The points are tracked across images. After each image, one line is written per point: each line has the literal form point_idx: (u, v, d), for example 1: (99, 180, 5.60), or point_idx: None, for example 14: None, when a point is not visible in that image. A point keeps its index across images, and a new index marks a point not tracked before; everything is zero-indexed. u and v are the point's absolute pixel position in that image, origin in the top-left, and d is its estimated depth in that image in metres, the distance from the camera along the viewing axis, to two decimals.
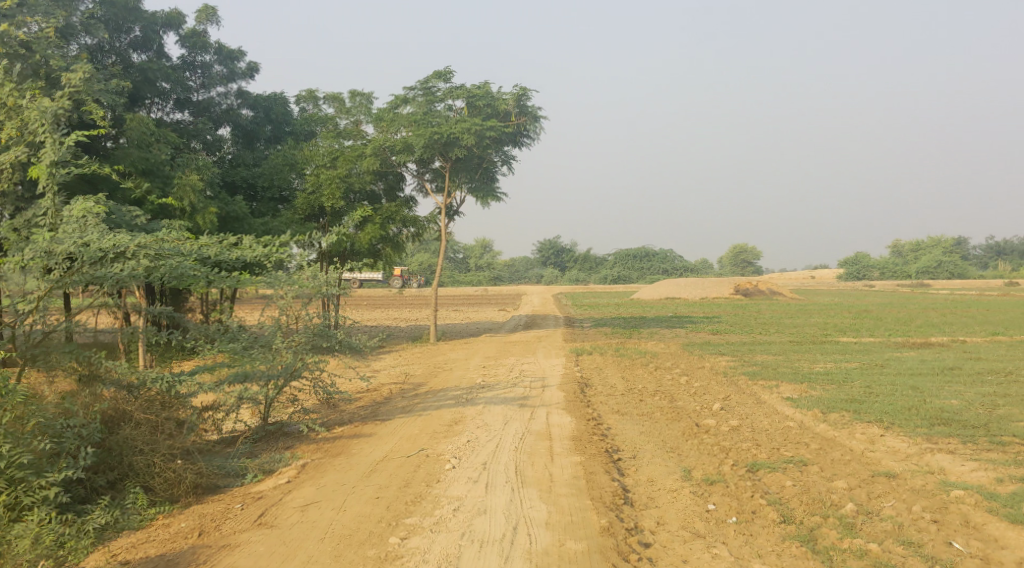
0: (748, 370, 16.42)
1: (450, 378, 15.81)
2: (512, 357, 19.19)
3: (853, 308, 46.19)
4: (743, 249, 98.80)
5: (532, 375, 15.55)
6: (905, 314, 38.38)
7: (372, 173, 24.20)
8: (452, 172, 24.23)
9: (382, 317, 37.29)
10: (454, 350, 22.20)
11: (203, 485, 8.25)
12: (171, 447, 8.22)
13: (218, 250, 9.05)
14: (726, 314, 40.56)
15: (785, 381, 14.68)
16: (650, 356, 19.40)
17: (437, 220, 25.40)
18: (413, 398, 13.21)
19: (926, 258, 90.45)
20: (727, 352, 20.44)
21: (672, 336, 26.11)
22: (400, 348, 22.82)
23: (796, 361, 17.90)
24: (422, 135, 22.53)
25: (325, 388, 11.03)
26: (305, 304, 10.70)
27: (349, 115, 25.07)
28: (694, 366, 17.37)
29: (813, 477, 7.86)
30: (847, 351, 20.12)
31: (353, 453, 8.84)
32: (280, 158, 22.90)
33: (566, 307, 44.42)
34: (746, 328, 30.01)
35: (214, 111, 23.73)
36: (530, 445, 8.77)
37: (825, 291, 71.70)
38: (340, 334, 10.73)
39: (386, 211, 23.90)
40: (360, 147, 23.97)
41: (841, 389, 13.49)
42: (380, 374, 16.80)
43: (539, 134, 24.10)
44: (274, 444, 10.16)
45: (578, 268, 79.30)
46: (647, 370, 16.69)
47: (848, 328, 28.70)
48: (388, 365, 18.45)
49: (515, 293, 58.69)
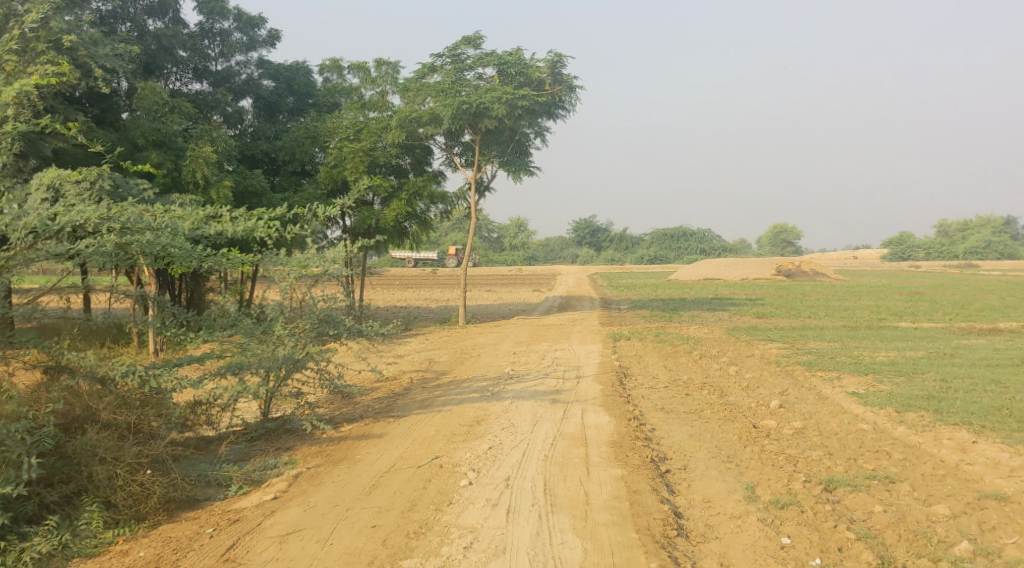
0: (803, 359, 15.04)
1: (476, 366, 14.60)
2: (545, 342, 17.97)
3: (902, 290, 44.31)
4: (783, 228, 96.42)
5: (565, 363, 14.30)
6: (960, 296, 36.58)
7: (398, 147, 23.02)
8: (483, 145, 22.99)
9: (410, 298, 36.22)
10: (484, 334, 21.04)
11: (176, 500, 7.16)
12: (139, 455, 7.08)
13: (195, 223, 8.01)
14: (769, 296, 38.98)
15: (846, 373, 13.31)
16: (693, 342, 18.08)
17: (467, 196, 24.18)
18: (435, 390, 12.03)
19: (975, 238, 87.57)
20: (776, 337, 19.03)
21: (715, 320, 24.69)
22: (428, 332, 21.71)
23: (854, 349, 16.47)
24: (450, 105, 21.25)
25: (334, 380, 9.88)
26: (311, 286, 9.61)
27: (374, 86, 23.88)
28: (742, 354, 16.02)
29: (907, 502, 6.69)
30: (908, 338, 18.62)
31: (357, 459, 7.66)
32: (301, 130, 21.95)
33: (602, 288, 43.04)
34: (793, 311, 28.47)
35: (235, 82, 22.70)
36: (562, 453, 7.54)
37: (870, 272, 69.48)
38: (348, 321, 9.69)
39: (413, 185, 22.70)
40: (385, 119, 22.76)
41: (912, 383, 12.11)
42: (403, 361, 15.65)
43: (575, 105, 22.74)
44: (276, 442, 9.12)
45: (614, 248, 77.68)
46: (692, 359, 15.39)
47: (902, 312, 27.07)
48: (413, 353, 17.33)
49: (549, 273, 57.36)
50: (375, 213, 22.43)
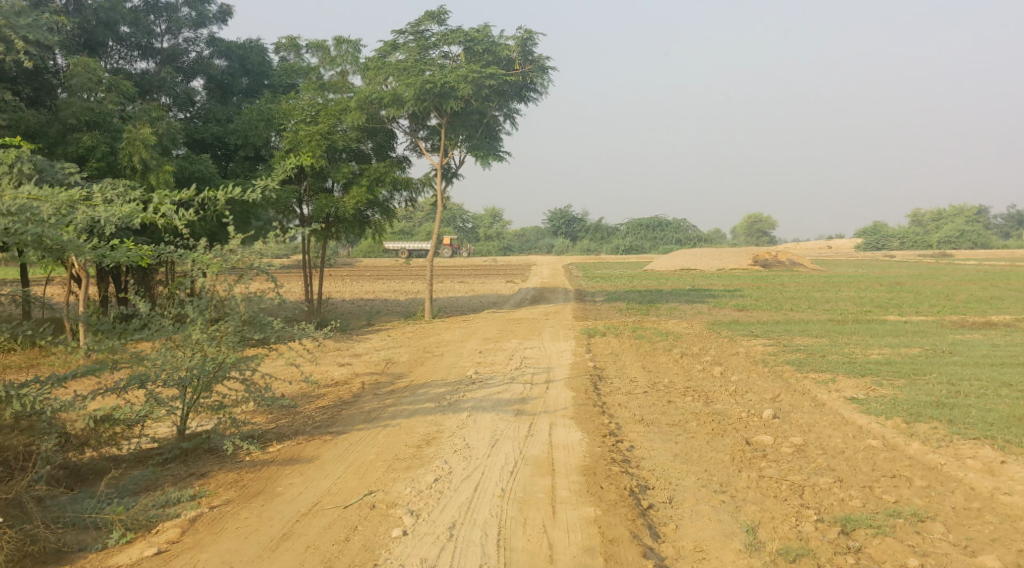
0: (791, 358, 13.91)
1: (437, 368, 13.31)
2: (513, 340, 16.75)
3: (882, 280, 43.57)
4: (758, 218, 95.77)
5: (533, 365, 13.05)
6: (942, 287, 35.76)
7: (358, 130, 21.65)
8: (449, 129, 21.67)
9: (377, 290, 34.78)
10: (450, 329, 19.77)
11: (37, 552, 5.90)
12: None
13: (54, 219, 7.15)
14: (748, 287, 37.96)
15: (840, 374, 12.18)
16: (672, 339, 16.91)
17: (433, 183, 22.84)
18: (387, 398, 10.75)
19: (949, 228, 87.43)
20: (759, 333, 17.90)
21: (694, 313, 23.57)
22: (391, 328, 20.42)
23: (845, 345, 15.37)
24: (412, 85, 19.90)
25: (265, 391, 8.61)
26: (232, 283, 8.28)
27: (333, 66, 22.43)
28: (725, 352, 14.86)
29: (945, 551, 5.62)
30: (899, 333, 17.55)
31: (275, 493, 6.52)
32: (254, 112, 20.39)
33: (576, 278, 41.82)
34: (773, 303, 27.41)
35: (184, 62, 21.26)
36: (523, 487, 6.38)
37: (847, 261, 68.93)
38: (276, 324, 8.43)
39: (374, 171, 21.33)
40: (344, 100, 21.33)
41: (915, 386, 11.01)
42: (357, 364, 14.34)
43: (546, 87, 21.50)
44: (195, 463, 7.87)
45: (589, 238, 76.51)
46: (672, 358, 14.20)
47: (887, 304, 26.13)
48: (371, 352, 16.06)
49: (523, 263, 56.12)
50: (334, 201, 21.06)
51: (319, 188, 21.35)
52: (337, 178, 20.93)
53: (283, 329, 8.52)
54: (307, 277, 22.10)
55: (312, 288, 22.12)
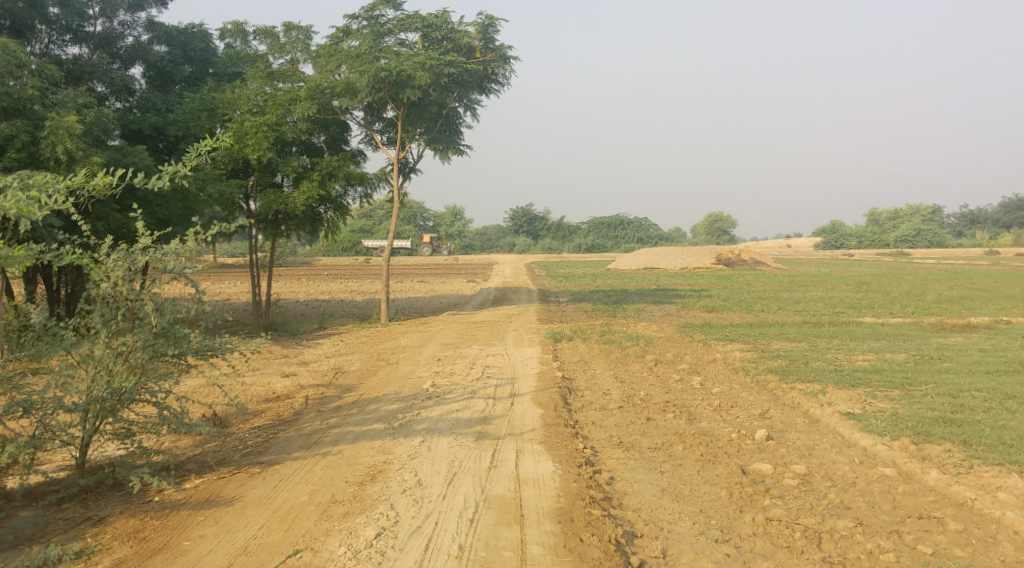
0: (773, 366, 12.97)
1: (391, 379, 12.17)
2: (474, 346, 15.64)
3: (846, 279, 43.19)
4: (718, 217, 95.58)
5: (496, 376, 11.94)
6: (908, 287, 35.32)
7: (309, 122, 20.31)
8: (407, 122, 20.45)
9: (332, 289, 33.34)
10: (407, 333, 18.63)
11: None
12: None
13: None
14: (714, 287, 37.16)
15: (829, 384, 11.23)
16: (643, 344, 15.94)
17: (390, 179, 21.61)
18: (333, 416, 9.57)
19: (907, 226, 88.02)
20: (733, 337, 16.97)
21: (663, 314, 22.65)
22: (344, 332, 19.22)
23: (827, 351, 14.53)
24: (366, 73, 18.64)
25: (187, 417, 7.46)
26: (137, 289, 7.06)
27: (283, 53, 21.13)
28: (701, 359, 13.87)
29: None
30: (880, 336, 16.72)
31: (180, 550, 5.55)
32: (196, 101, 19.16)
33: (538, 278, 40.83)
34: (742, 304, 26.63)
35: (121, 48, 19.77)
36: (485, 543, 5.58)
37: (808, 260, 68.89)
38: (193, 336, 7.25)
39: (326, 165, 20.09)
40: (293, 90, 19.91)
41: (912, 397, 10.17)
42: (303, 375, 13.12)
43: (510, 77, 20.41)
44: (101, 498, 6.69)
45: (551, 237, 75.52)
46: (646, 366, 13.22)
47: (858, 305, 25.45)
48: (321, 361, 14.85)
49: (485, 262, 54.95)
50: (283, 197, 19.76)
51: (268, 183, 20.04)
52: (286, 173, 19.62)
53: (203, 342, 7.36)
54: (254, 278, 20.79)
55: (260, 289, 20.84)
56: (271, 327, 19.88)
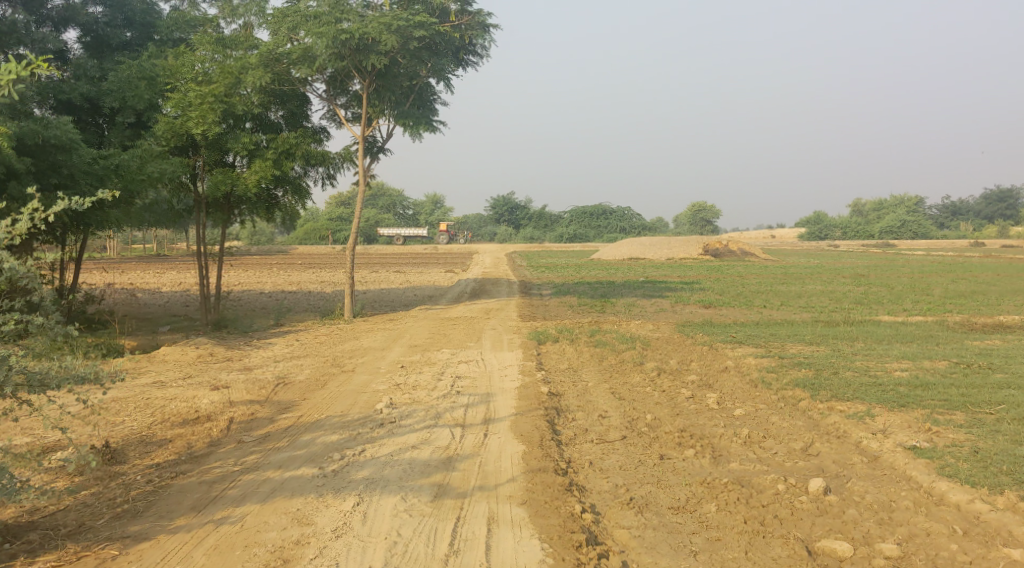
0: (798, 378, 10.90)
1: (340, 394, 10.05)
2: (446, 350, 13.52)
3: (841, 272, 41.27)
4: (701, 207, 93.72)
5: (468, 392, 9.80)
6: (910, 280, 33.31)
7: (263, 94, 18.11)
8: (374, 95, 18.31)
9: (299, 280, 30.99)
10: (372, 331, 16.54)
11: None
12: None
13: None
14: (705, 279, 35.01)
15: (875, 403, 9.13)
16: (640, 347, 13.95)
17: (356, 159, 19.41)
18: (249, 455, 7.35)
19: (892, 217, 86.59)
20: (741, 339, 14.90)
21: (656, 311, 20.55)
22: (302, 330, 17.10)
23: (854, 357, 12.59)
24: (325, 35, 16.51)
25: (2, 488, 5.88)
26: None
27: (234, 17, 18.87)
28: (710, 368, 11.81)
29: None
30: (908, 338, 14.66)
31: None
32: (134, 68, 17.16)
33: (520, 269, 38.72)
34: (740, 298, 24.64)
35: (51, 9, 17.57)
36: None
37: (796, 251, 67.08)
38: (12, 365, 7.25)
39: (282, 142, 17.92)
40: (243, 57, 17.67)
41: (984, 421, 8.27)
42: (238, 387, 11.01)
43: (488, 44, 18.34)
44: None
45: (533, 226, 73.28)
46: (648, 376, 11.21)
47: (865, 301, 23.38)
48: (266, 368, 12.73)
49: (465, 251, 52.69)
50: (233, 177, 17.53)
51: (216, 162, 17.79)
52: (236, 151, 17.44)
53: (26, 369, 7.38)
54: (203, 268, 18.64)
55: (208, 279, 18.76)
56: (221, 325, 17.79)
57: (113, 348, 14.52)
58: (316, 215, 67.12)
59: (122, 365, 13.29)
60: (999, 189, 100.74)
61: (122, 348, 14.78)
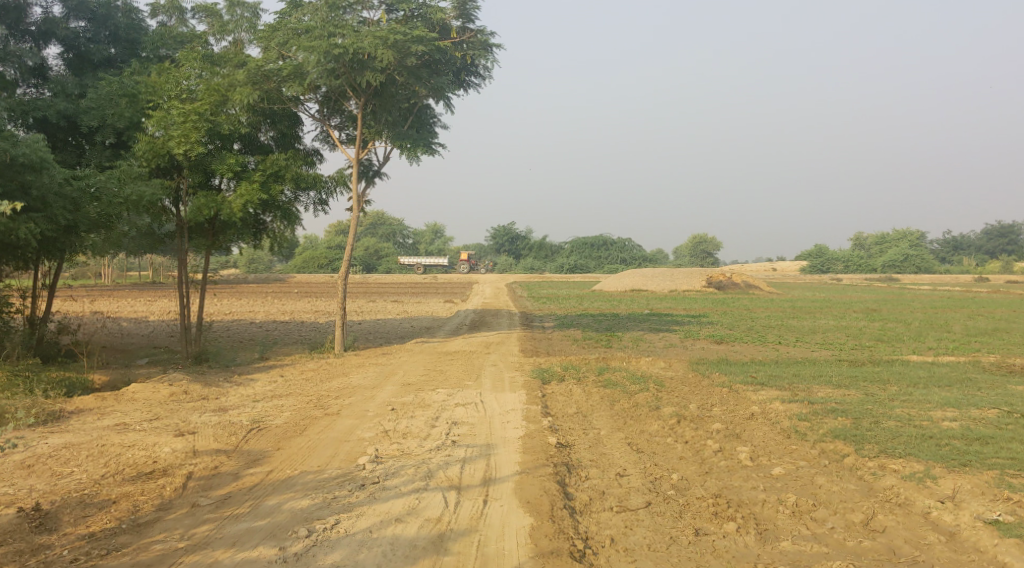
0: (836, 428, 9.70)
1: (323, 443, 8.88)
2: (442, 390, 12.32)
3: (850, 306, 40.10)
4: (703, 239, 92.69)
5: (466, 441, 8.62)
6: (923, 316, 32.13)
7: (252, 113, 17.08)
8: (371, 114, 17.33)
9: (291, 310, 29.75)
10: (364, 367, 15.39)
11: None
12: None
13: None
14: (712, 313, 33.78)
15: (933, 462, 7.92)
16: (653, 388, 12.79)
17: (351, 183, 18.37)
18: (197, 530, 6.43)
19: (894, 250, 85.63)
20: (762, 380, 13.67)
21: (666, 347, 19.30)
22: (289, 365, 15.89)
23: (891, 402, 11.45)
24: (316, 49, 15.60)
25: None
26: None
27: (224, 33, 17.84)
28: (735, 416, 10.57)
29: None
30: (945, 382, 13.43)
31: None
32: (115, 84, 16.18)
33: (519, 299, 37.54)
34: (752, 333, 23.50)
35: (31, 23, 16.63)
36: None
37: (801, 284, 65.79)
38: None
39: (271, 164, 16.86)
40: (231, 74, 16.65)
41: None
42: (208, 431, 9.84)
43: (491, 62, 17.38)
44: None
45: (533, 256, 72.13)
46: (667, 423, 10.04)
47: (885, 338, 22.12)
48: (242, 410, 11.54)
49: (465, 281, 51.42)
50: (218, 201, 16.40)
51: (201, 184, 16.67)
52: (221, 172, 16.32)
53: None
54: (184, 298, 17.46)
55: (190, 309, 17.52)
56: (202, 358, 16.56)
57: (80, 384, 13.29)
58: (314, 244, 65.93)
59: (85, 403, 12.04)
60: (1001, 225, 99.91)
61: (90, 384, 13.54)
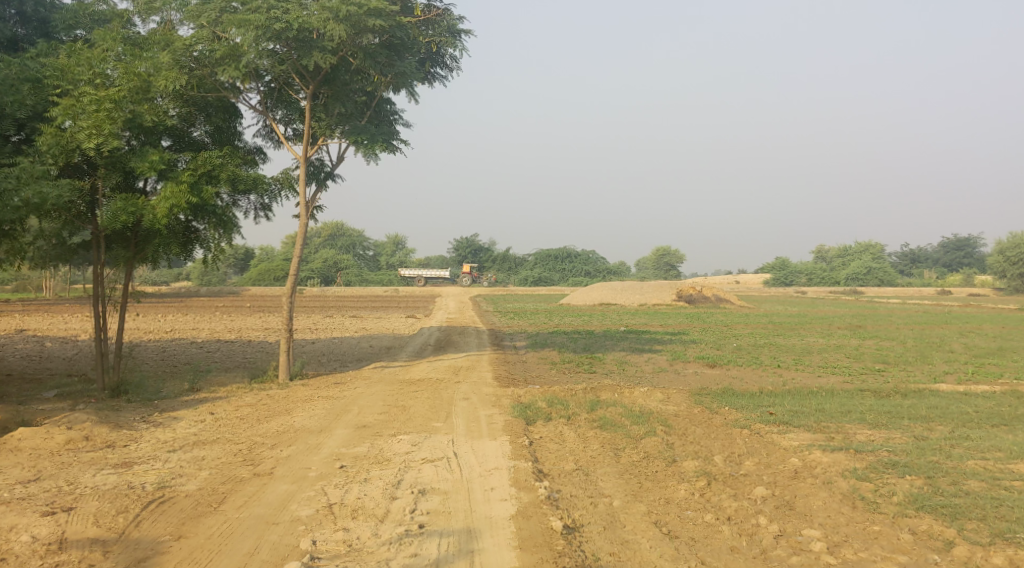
0: (913, 492, 7.63)
1: (245, 528, 6.56)
2: (404, 436, 9.97)
3: (827, 321, 38.47)
4: (667, 251, 90.72)
5: (437, 528, 6.44)
6: (908, 333, 30.47)
7: (180, 104, 14.67)
8: (323, 106, 15.09)
9: (236, 327, 26.97)
10: (312, 401, 12.95)
11: None
12: None
13: None
14: (690, 329, 31.73)
15: None
16: (660, 430, 10.55)
17: (297, 185, 16.03)
18: None
19: (858, 263, 84.82)
20: (785, 418, 11.51)
21: (657, 372, 17.09)
22: (222, 399, 13.36)
23: (958, 451, 9.38)
24: (252, 22, 13.49)
25: None
26: None
27: (150, 13, 15.33)
28: (776, 473, 8.40)
29: None
30: (999, 420, 11.34)
31: None
32: (13, 66, 13.60)
33: (483, 315, 35.12)
34: (743, 355, 21.43)
35: None
36: None
37: (770, 298, 64.28)
38: None
39: (202, 163, 14.43)
40: (153, 57, 14.21)
41: None
42: (96, 503, 7.39)
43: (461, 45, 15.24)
44: None
45: (496, 268, 69.72)
46: (696, 485, 7.82)
47: (889, 360, 20.20)
48: (151, 466, 9.06)
49: (428, 295, 48.75)
50: (139, 205, 13.91)
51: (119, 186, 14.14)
52: (142, 170, 13.74)
53: None
54: (100, 319, 14.86)
55: (107, 331, 14.92)
56: (120, 391, 13.97)
57: None
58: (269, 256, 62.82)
59: None
60: (961, 239, 100.03)
61: None
